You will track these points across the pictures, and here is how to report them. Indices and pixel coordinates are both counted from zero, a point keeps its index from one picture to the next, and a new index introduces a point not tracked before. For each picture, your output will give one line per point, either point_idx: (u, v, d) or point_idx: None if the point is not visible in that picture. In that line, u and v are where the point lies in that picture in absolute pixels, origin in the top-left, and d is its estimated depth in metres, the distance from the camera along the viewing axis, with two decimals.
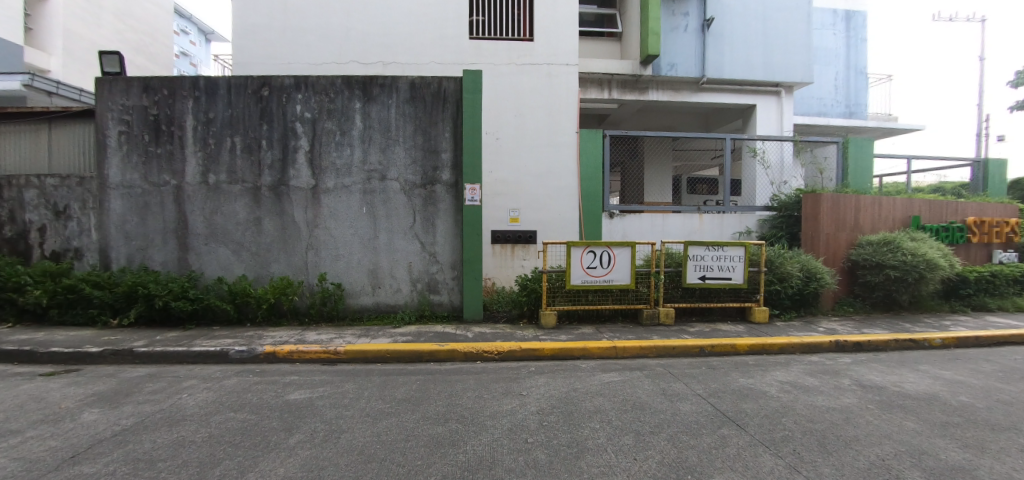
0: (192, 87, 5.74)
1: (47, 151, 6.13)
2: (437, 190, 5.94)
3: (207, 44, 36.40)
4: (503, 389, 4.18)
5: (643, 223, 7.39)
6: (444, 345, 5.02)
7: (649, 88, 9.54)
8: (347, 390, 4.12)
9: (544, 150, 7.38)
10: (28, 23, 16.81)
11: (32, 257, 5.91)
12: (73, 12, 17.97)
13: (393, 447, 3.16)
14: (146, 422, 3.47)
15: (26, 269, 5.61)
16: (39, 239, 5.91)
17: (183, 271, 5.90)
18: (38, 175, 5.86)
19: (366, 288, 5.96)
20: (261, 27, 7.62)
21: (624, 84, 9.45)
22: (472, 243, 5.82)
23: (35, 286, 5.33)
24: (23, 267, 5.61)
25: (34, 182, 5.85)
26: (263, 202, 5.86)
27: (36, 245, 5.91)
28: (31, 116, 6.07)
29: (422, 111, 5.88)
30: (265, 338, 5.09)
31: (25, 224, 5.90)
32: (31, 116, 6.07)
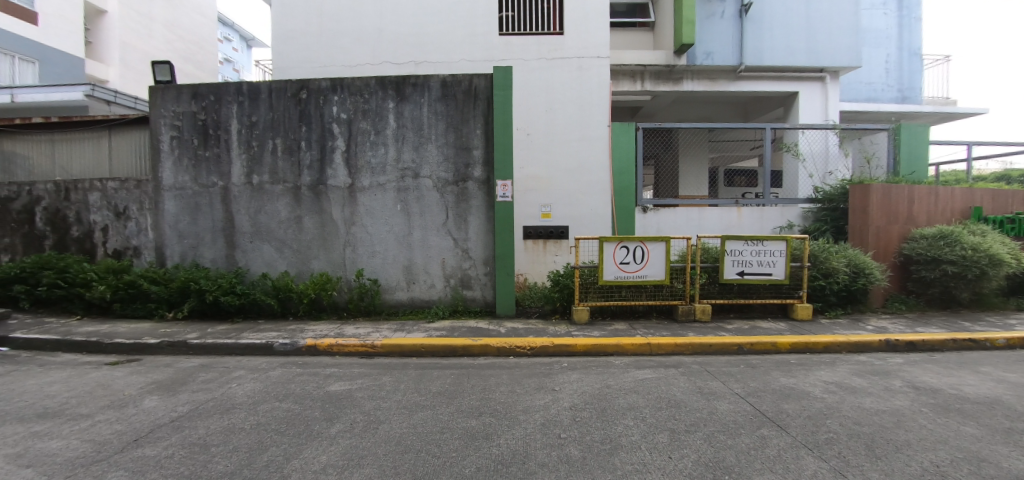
0: (236, 92, 6.01)
1: (108, 156, 6.58)
2: (469, 187, 6.00)
3: (249, 50, 38.15)
4: (536, 384, 4.20)
5: (679, 217, 7.21)
6: (477, 339, 5.09)
7: (684, 79, 9.22)
8: (385, 382, 4.24)
9: (575, 145, 7.31)
10: (89, 37, 18.21)
11: (97, 255, 6.38)
12: (129, 25, 19.26)
13: (428, 439, 3.24)
14: (200, 409, 3.70)
15: (92, 266, 6.07)
16: (103, 239, 6.37)
17: (231, 267, 6.22)
18: (100, 179, 6.31)
19: (402, 284, 6.11)
20: (299, 31, 7.89)
21: (657, 75, 9.19)
22: (504, 239, 5.85)
23: (100, 281, 5.75)
24: (90, 264, 6.06)
25: (97, 185, 6.30)
26: (303, 201, 6.09)
27: (101, 244, 6.37)
28: (94, 124, 6.53)
29: (454, 109, 5.93)
30: (307, 332, 5.31)
31: (90, 224, 6.36)
32: (94, 124, 6.53)
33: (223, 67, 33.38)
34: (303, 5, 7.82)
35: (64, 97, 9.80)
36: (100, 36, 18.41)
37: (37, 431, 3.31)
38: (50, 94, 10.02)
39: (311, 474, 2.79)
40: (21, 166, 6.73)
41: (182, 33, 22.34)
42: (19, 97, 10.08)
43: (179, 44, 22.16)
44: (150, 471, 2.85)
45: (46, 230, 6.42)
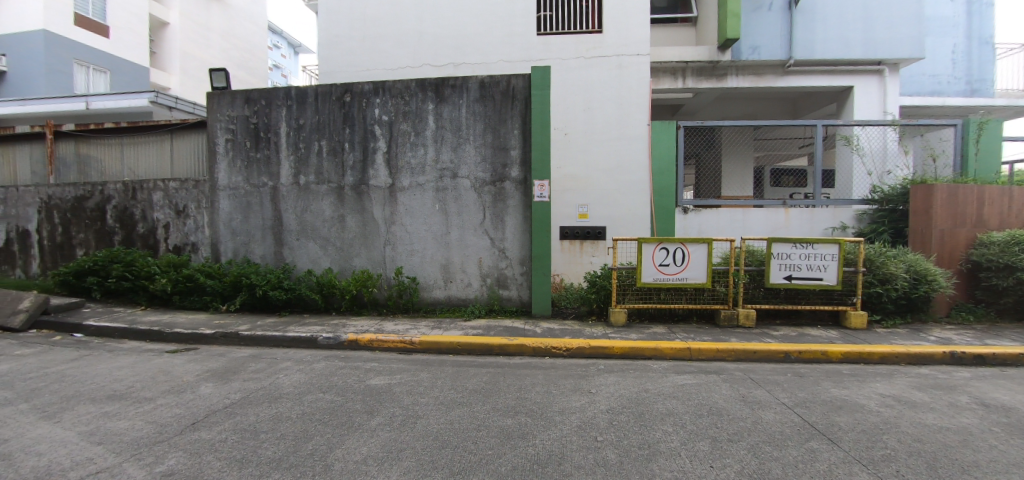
0: (285, 96, 6.30)
1: (169, 158, 7.04)
2: (506, 187, 6.02)
3: (297, 57, 39.92)
4: (572, 386, 4.15)
5: (722, 218, 6.96)
6: (513, 339, 5.10)
7: (728, 75, 8.88)
8: (423, 378, 4.32)
9: (613, 144, 7.21)
10: (153, 48, 19.71)
11: (159, 250, 6.85)
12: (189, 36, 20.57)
13: (464, 435, 3.27)
14: (250, 397, 3.89)
15: (156, 260, 6.52)
16: (164, 235, 6.83)
17: (279, 263, 6.52)
18: (163, 180, 6.77)
19: (439, 282, 6.21)
20: (344, 37, 8.18)
21: (700, 71, 8.89)
22: (541, 239, 5.84)
23: (162, 275, 6.17)
24: (153, 258, 6.52)
25: (160, 185, 6.76)
26: (346, 201, 6.30)
27: (163, 240, 6.84)
28: (158, 129, 7.02)
29: (492, 109, 5.98)
30: (349, 327, 5.48)
31: (154, 221, 6.83)
32: (158, 129, 7.02)
33: (273, 73, 35.14)
34: (348, 11, 8.11)
35: (132, 103, 10.61)
36: (163, 47, 19.88)
37: (108, 412, 3.60)
38: (120, 101, 10.82)
39: (351, 464, 2.88)
40: (94, 168, 7.32)
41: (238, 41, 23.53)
42: (93, 104, 10.89)
43: (234, 52, 23.44)
44: (204, 454, 3.03)
45: (115, 226, 6.95)
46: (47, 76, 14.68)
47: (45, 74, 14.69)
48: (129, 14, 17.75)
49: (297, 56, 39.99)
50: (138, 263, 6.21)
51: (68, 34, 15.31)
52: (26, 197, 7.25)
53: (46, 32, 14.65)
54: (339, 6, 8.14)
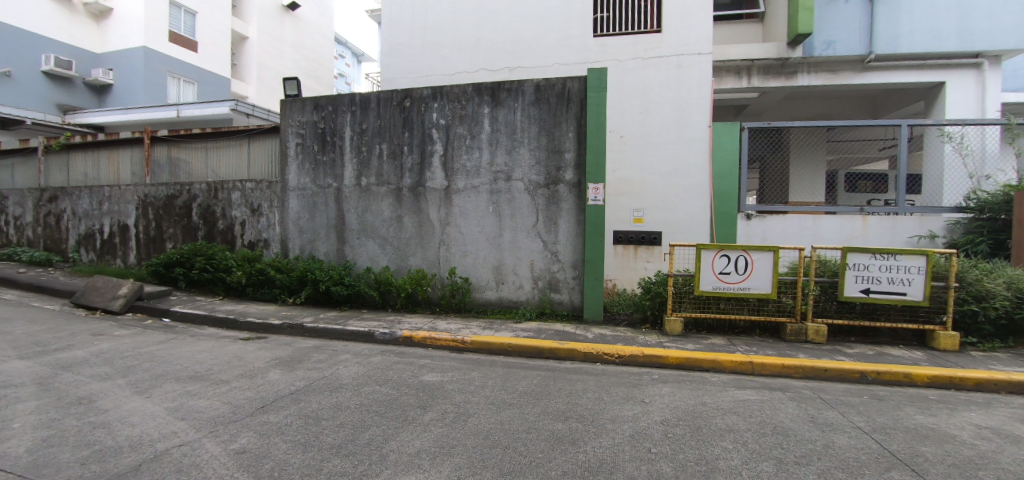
0: (350, 102, 6.66)
1: (247, 161, 7.64)
2: (559, 190, 6.01)
3: (360, 65, 42.07)
4: (625, 394, 4.04)
5: (789, 225, 6.56)
6: (564, 343, 5.06)
7: (798, 73, 8.37)
8: (474, 377, 4.38)
9: (670, 147, 7.00)
10: (234, 60, 21.59)
11: (235, 245, 7.44)
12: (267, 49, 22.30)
13: (515, 436, 3.27)
14: (313, 385, 4.12)
15: (233, 254, 7.09)
16: (241, 232, 7.41)
17: (341, 260, 6.88)
18: (242, 181, 7.35)
19: (491, 283, 6.29)
20: (405, 45, 8.54)
21: (766, 69, 8.44)
22: (594, 242, 5.76)
23: (238, 268, 6.69)
24: (230, 253, 7.09)
25: (238, 186, 7.34)
26: (404, 202, 6.54)
27: (239, 236, 7.42)
28: (238, 134, 7.65)
29: (547, 112, 5.99)
30: (404, 324, 5.67)
31: (232, 219, 7.43)
32: (239, 134, 7.65)
33: (337, 80, 37.28)
34: (410, 20, 8.48)
35: (216, 111, 11.65)
36: (242, 59, 21.72)
37: (190, 391, 3.94)
38: (205, 109, 11.91)
39: (406, 456, 2.96)
40: (183, 169, 8.08)
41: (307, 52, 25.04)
42: (184, 111, 12.06)
43: (305, 62, 24.96)
44: (272, 435, 3.24)
45: (199, 223, 7.63)
46: (145, 88, 16.47)
47: (144, 86, 16.47)
48: (214, 30, 19.54)
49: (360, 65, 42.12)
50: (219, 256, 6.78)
51: (163, 50, 17.08)
52: (127, 195, 8.14)
53: (145, 49, 16.44)
54: (403, 16, 8.52)
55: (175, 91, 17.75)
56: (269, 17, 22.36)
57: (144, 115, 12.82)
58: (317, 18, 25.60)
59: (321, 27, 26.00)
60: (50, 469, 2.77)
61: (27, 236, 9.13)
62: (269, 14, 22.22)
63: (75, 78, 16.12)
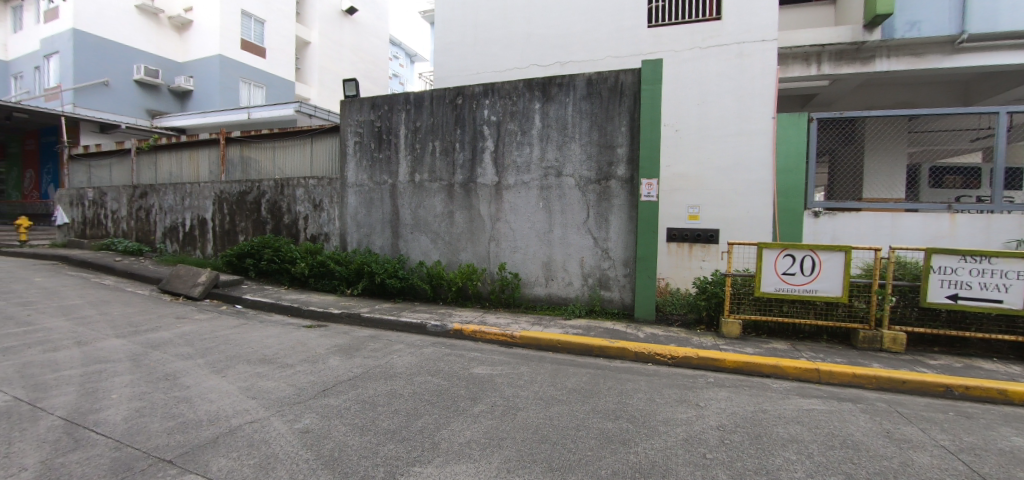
0: (405, 101, 6.89)
1: (310, 159, 8.09)
2: (611, 185, 5.91)
3: (413, 65, 43.29)
4: (678, 396, 3.92)
5: (864, 223, 6.07)
6: (614, 342, 4.98)
7: (875, 57, 7.71)
8: (523, 372, 4.41)
9: (729, 140, 6.69)
10: (299, 64, 22.97)
11: (299, 238, 7.91)
12: (328, 53, 23.49)
13: (564, 432, 3.25)
14: (370, 372, 4.31)
15: (297, 247, 7.56)
16: (304, 226, 7.87)
17: (395, 253, 7.14)
18: (305, 178, 7.81)
19: (541, 280, 6.29)
20: (457, 43, 8.93)
21: (840, 55, 7.81)
22: (647, 240, 5.62)
23: (302, 259, 7.13)
24: (295, 245, 7.56)
25: (302, 183, 7.81)
26: (455, 198, 6.69)
27: (303, 230, 7.88)
28: (302, 134, 8.13)
29: (599, 106, 5.90)
30: (454, 317, 5.81)
31: (296, 213, 7.91)
32: (303, 134, 8.13)
33: (393, 81, 38.74)
34: (461, 19, 8.81)
35: (282, 112, 12.49)
36: (306, 62, 23.04)
37: (259, 372, 4.24)
38: (273, 111, 12.74)
39: (457, 446, 3.04)
40: (252, 167, 8.67)
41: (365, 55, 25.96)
42: (254, 113, 12.99)
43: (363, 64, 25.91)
44: (333, 418, 3.43)
45: (267, 217, 8.18)
46: (220, 93, 17.84)
47: (219, 91, 17.84)
48: (280, 37, 20.85)
49: (414, 65, 43.33)
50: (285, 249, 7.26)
51: (235, 57, 18.45)
52: (205, 191, 8.88)
53: (220, 57, 17.84)
54: (456, 15, 8.87)
55: (246, 95, 19.11)
56: (331, 22, 23.43)
57: (219, 118, 13.92)
58: (374, 22, 26.45)
59: (379, 31, 26.87)
60: (142, 436, 3.09)
61: (122, 228, 10.19)
62: (329, 19, 23.29)
63: (162, 86, 17.73)
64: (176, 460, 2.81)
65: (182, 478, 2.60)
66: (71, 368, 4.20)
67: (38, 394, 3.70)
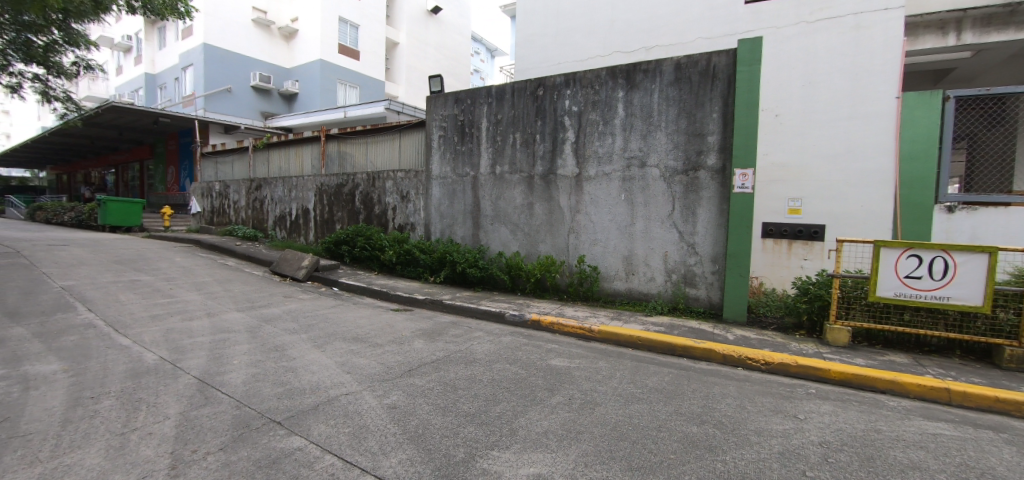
0: (487, 95, 7.09)
1: (399, 152, 8.59)
2: (700, 176, 5.59)
3: (493, 60, 43.97)
4: (773, 406, 3.61)
5: (1014, 220, 5.22)
6: (699, 342, 4.75)
7: None
8: (602, 367, 4.36)
9: (838, 126, 6.19)
10: (388, 65, 24.54)
11: (388, 227, 8.47)
12: (414, 52, 24.72)
13: (646, 432, 3.14)
14: (451, 357, 4.50)
15: (385, 236, 8.12)
16: (392, 216, 8.40)
17: (476, 244, 7.39)
18: (394, 171, 8.34)
19: (621, 274, 6.14)
20: (539, 35, 9.70)
21: (987, 20, 6.70)
22: (738, 235, 5.26)
23: (390, 247, 7.67)
24: (384, 234, 8.12)
25: (391, 176, 8.35)
26: (535, 190, 6.73)
27: (391, 220, 8.43)
28: (392, 129, 8.67)
29: (688, 92, 5.60)
30: (532, 308, 5.90)
31: (385, 205, 8.48)
32: (392, 129, 8.66)
33: (473, 77, 40.08)
34: (544, 12, 9.58)
35: (373, 110, 13.64)
36: (394, 62, 24.55)
37: (353, 349, 4.63)
38: (366, 109, 13.97)
39: (535, 434, 3.07)
40: (346, 161, 9.39)
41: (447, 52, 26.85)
42: (349, 111, 14.30)
43: (446, 61, 26.79)
44: (418, 397, 3.63)
45: (360, 207, 8.86)
46: (321, 94, 19.74)
47: (320, 93, 19.73)
48: (373, 40, 22.39)
49: (494, 59, 44.00)
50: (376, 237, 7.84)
51: (333, 62, 20.26)
52: (308, 184, 9.85)
53: (321, 62, 19.63)
54: (543, 9, 9.63)
55: (343, 95, 20.81)
56: (417, 22, 24.65)
57: (321, 116, 15.44)
58: (457, 19, 27.19)
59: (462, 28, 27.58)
60: (257, 398, 3.51)
61: (241, 217, 11.63)
62: (415, 20, 24.44)
63: (273, 90, 19.94)
64: (284, 422, 3.15)
65: (288, 438, 2.92)
66: (202, 336, 4.89)
67: (178, 355, 4.36)
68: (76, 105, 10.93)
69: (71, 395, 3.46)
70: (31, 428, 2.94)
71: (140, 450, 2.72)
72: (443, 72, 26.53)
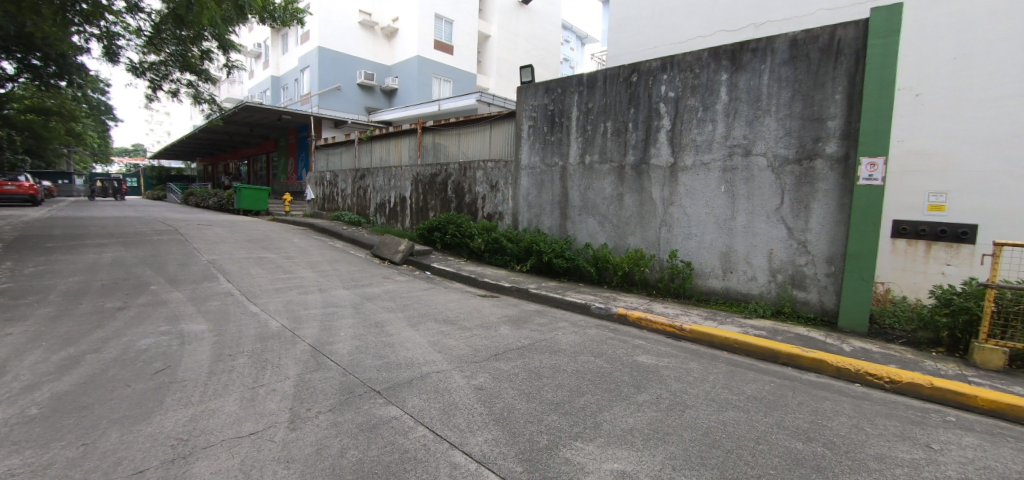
0: (578, 83, 7.00)
1: (489, 142, 8.81)
2: (816, 166, 4.98)
3: (583, 48, 43.00)
4: (898, 431, 3.11)
5: None
6: (808, 351, 4.28)
7: None
8: (693, 368, 4.13)
9: (1000, 105, 5.32)
10: (480, 58, 25.25)
11: (477, 216, 8.82)
12: (504, 44, 25.07)
13: (742, 443, 2.88)
14: (537, 344, 4.57)
15: (475, 224, 8.46)
16: (481, 206, 8.72)
17: (562, 235, 7.39)
18: (485, 161, 8.63)
19: (717, 271, 5.75)
20: (633, 18, 9.43)
21: None
22: (862, 234, 4.61)
23: (479, 235, 8.00)
24: (473, 223, 8.46)
25: (482, 166, 8.67)
26: (626, 180, 6.52)
27: (480, 209, 8.75)
28: (483, 120, 8.92)
29: (805, 71, 5.01)
30: (619, 301, 5.76)
31: (475, 194, 8.82)
32: (483, 121, 8.91)
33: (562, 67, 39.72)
34: None
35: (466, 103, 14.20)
36: (486, 55, 25.19)
37: (444, 330, 4.90)
38: (459, 102, 14.59)
39: (620, 430, 3.00)
40: (440, 151, 9.88)
41: (537, 42, 26.80)
42: (443, 104, 15.01)
43: (535, 52, 26.74)
44: (504, 381, 3.74)
45: (452, 196, 9.30)
46: (417, 89, 21.03)
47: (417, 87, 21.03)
48: (466, 35, 23.12)
49: (583, 46, 42.99)
50: (467, 225, 8.22)
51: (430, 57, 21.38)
52: (405, 174, 10.58)
53: (419, 57, 20.86)
54: None
55: (437, 89, 21.90)
56: (508, 14, 24.93)
57: (419, 110, 16.66)
58: (548, 7, 26.88)
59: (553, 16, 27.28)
60: (360, 368, 3.88)
61: (347, 203, 12.85)
62: (506, 12, 24.74)
63: (376, 87, 21.62)
64: (382, 392, 3.44)
65: (386, 407, 3.19)
66: (315, 308, 5.53)
67: (296, 324, 4.98)
68: (218, 106, 12.81)
69: (215, 351, 4.12)
70: (186, 376, 3.56)
71: (266, 403, 3.15)
72: (532, 62, 26.50)
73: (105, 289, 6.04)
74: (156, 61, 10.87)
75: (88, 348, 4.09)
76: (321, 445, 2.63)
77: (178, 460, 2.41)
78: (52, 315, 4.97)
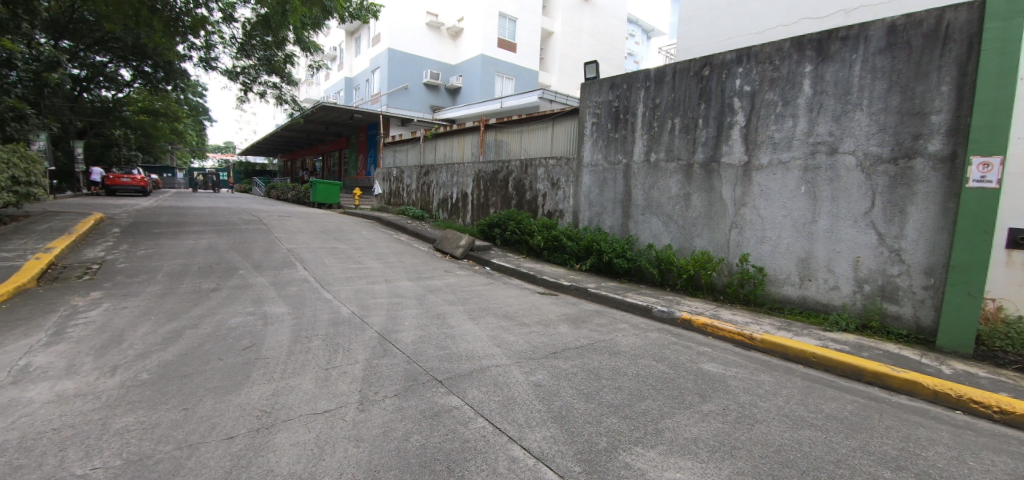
0: (645, 78, 6.81)
1: (551, 140, 8.80)
2: (915, 166, 4.48)
3: (648, 41, 41.45)
4: (1009, 468, 2.74)
5: None
6: (900, 370, 3.88)
7: None
8: (765, 380, 3.90)
9: None
10: (543, 55, 25.15)
11: (537, 213, 8.86)
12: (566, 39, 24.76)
13: (817, 464, 2.68)
14: (596, 345, 4.53)
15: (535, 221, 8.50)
16: (541, 203, 8.75)
17: (624, 234, 7.24)
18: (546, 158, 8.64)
19: (794, 279, 5.37)
20: (706, 9, 9.02)
21: None
22: (970, 242, 4.07)
23: (539, 232, 8.04)
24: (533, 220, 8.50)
25: (543, 163, 8.69)
26: (694, 178, 6.25)
27: (540, 207, 8.78)
28: (546, 118, 8.94)
29: (905, 61, 4.52)
30: (683, 305, 5.56)
31: (535, 192, 8.86)
32: (546, 118, 8.93)
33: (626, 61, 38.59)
34: None
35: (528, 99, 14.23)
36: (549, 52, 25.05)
37: (504, 326, 4.99)
38: (522, 99, 14.66)
39: (682, 439, 2.91)
40: (501, 148, 10.02)
41: (601, 36, 26.18)
42: (506, 102, 15.14)
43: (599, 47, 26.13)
44: (564, 379, 3.75)
45: (513, 193, 9.42)
46: (480, 87, 21.42)
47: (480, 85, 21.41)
48: (528, 31, 23.12)
49: (648, 40, 41.43)
50: (527, 223, 8.29)
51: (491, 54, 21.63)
52: (467, 171, 10.86)
53: (482, 56, 21.21)
54: None
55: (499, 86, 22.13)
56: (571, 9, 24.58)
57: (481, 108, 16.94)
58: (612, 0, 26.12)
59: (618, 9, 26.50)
60: (425, 358, 4.06)
61: (411, 198, 13.41)
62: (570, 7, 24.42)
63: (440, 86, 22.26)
64: (444, 382, 3.58)
65: (448, 397, 3.31)
66: (384, 297, 5.86)
67: (365, 311, 5.31)
68: (297, 106, 13.82)
69: (294, 333, 4.48)
70: (270, 354, 3.92)
71: (339, 384, 3.40)
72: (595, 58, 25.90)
73: (202, 271, 6.78)
74: (246, 65, 11.94)
75: (188, 323, 4.62)
76: (387, 428, 2.79)
77: (262, 429, 2.67)
78: (159, 292, 5.68)
